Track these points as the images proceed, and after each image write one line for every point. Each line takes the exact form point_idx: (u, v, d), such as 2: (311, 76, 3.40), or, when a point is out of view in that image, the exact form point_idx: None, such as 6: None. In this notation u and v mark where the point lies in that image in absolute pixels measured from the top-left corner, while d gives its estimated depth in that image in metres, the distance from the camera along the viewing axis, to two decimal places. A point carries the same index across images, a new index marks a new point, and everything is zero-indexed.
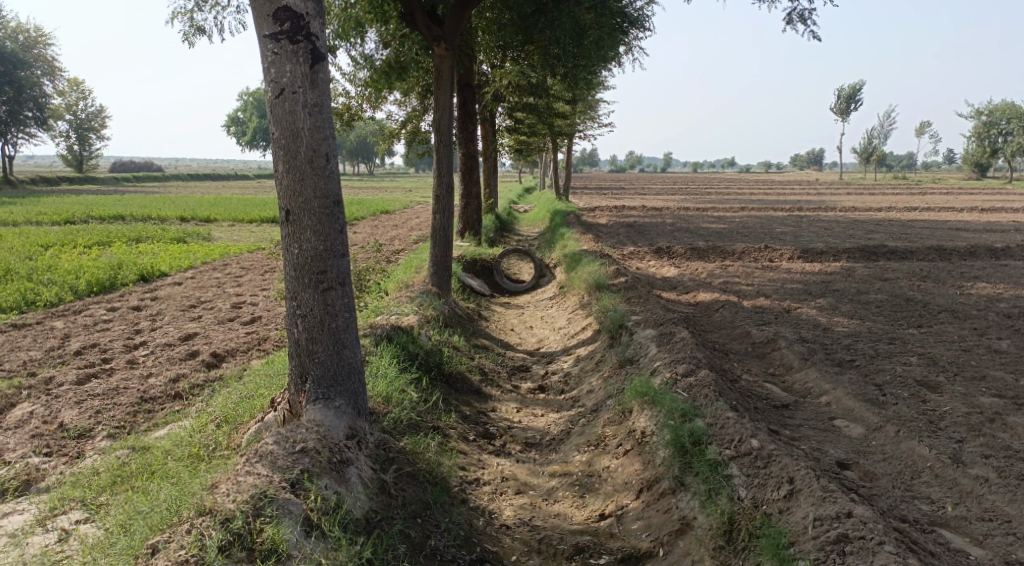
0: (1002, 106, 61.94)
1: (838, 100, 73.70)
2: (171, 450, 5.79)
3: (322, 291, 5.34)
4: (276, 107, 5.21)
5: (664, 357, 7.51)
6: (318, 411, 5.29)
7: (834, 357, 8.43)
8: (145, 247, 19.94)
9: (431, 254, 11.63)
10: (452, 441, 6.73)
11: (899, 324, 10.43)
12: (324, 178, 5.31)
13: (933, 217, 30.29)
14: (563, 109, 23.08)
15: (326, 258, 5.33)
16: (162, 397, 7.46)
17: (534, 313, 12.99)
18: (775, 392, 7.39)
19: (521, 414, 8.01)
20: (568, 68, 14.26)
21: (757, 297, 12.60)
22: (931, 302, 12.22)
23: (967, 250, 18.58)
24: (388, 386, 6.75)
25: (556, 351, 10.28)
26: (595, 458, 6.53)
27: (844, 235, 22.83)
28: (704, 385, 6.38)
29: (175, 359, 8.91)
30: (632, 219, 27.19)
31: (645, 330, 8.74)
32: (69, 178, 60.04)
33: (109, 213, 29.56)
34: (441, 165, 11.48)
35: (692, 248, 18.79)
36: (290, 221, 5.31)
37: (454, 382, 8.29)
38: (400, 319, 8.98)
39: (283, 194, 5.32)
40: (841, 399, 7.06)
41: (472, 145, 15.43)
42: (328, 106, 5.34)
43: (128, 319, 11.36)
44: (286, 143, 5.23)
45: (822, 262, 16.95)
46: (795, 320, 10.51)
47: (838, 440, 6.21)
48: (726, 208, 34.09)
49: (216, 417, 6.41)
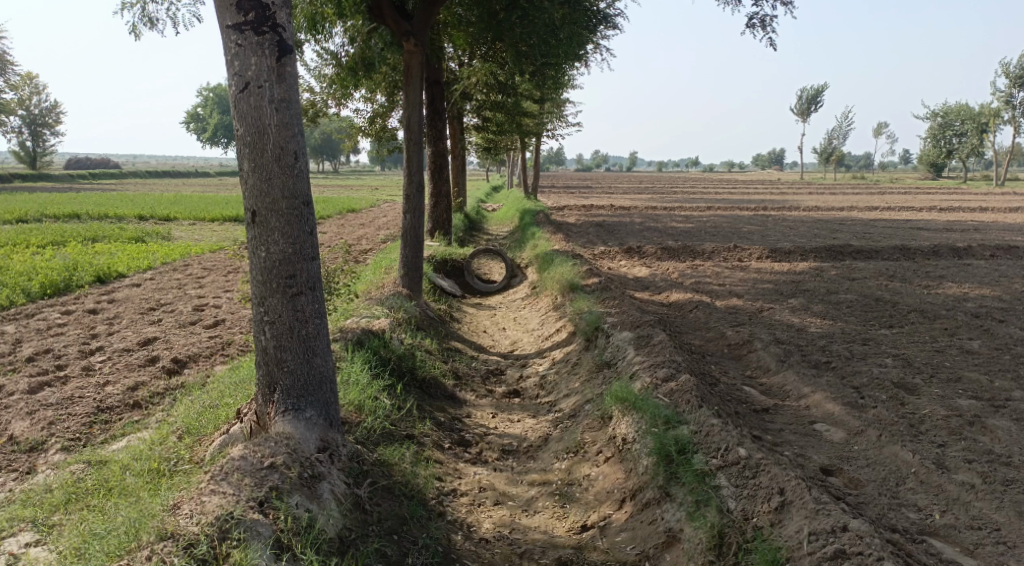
0: (957, 108, 63.43)
1: (800, 101, 74.81)
2: (130, 465, 5.47)
3: (291, 296, 5.08)
4: (240, 102, 4.94)
5: (643, 361, 7.38)
6: (288, 423, 5.03)
7: (810, 359, 8.38)
8: (102, 247, 19.28)
9: (401, 255, 11.37)
10: (427, 450, 6.50)
11: (871, 324, 10.45)
12: (293, 177, 5.05)
13: (894, 216, 30.79)
14: (532, 108, 22.94)
15: (296, 262, 5.07)
16: (120, 407, 7.09)
17: (506, 314, 12.79)
18: (754, 396, 7.30)
19: (496, 419, 7.81)
20: (537, 67, 14.09)
21: (730, 298, 12.55)
22: (900, 301, 12.29)
23: (931, 250, 18.84)
24: (360, 394, 6.50)
25: (530, 353, 10.11)
26: (575, 466, 6.37)
27: (810, 234, 23.03)
28: (685, 390, 6.25)
29: (134, 366, 8.52)
30: (600, 219, 27.12)
31: (622, 333, 8.60)
32: (21, 175, 58.19)
33: (64, 211, 28.63)
34: (411, 163, 11.19)
35: (662, 248, 18.76)
36: (256, 222, 5.04)
37: (428, 387, 8.06)
38: (370, 322, 8.72)
39: (248, 194, 5.04)
40: (821, 402, 6.99)
41: (442, 143, 15.18)
42: (296, 101, 5.08)
43: (84, 323, 10.89)
44: (252, 140, 4.96)
45: (791, 261, 17.03)
46: (768, 321, 10.47)
47: (820, 445, 6.13)
48: (693, 207, 34.27)
49: (179, 428, 6.10)
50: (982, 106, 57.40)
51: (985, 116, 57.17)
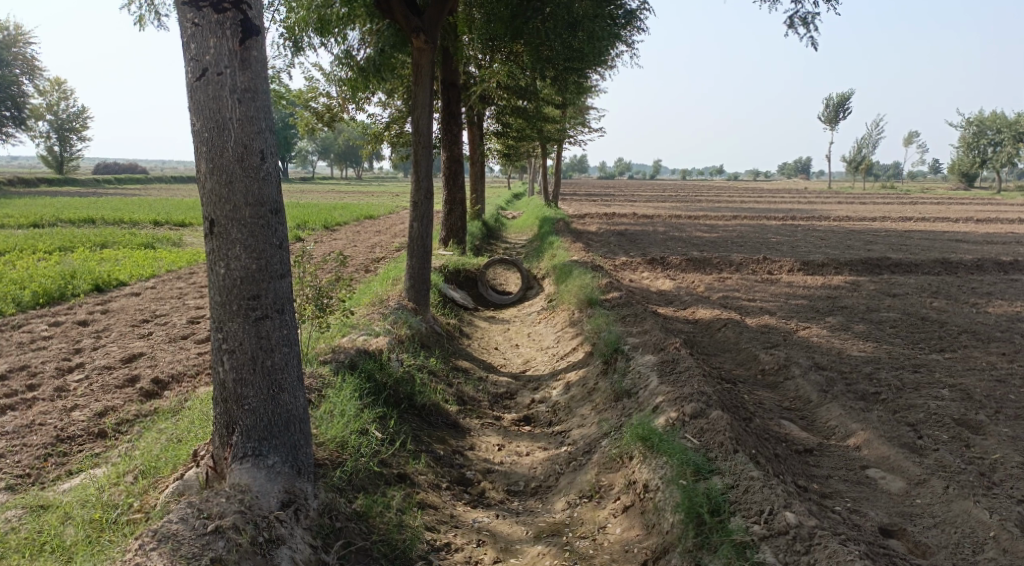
0: (992, 116, 61.64)
1: (827, 109, 73.49)
2: (71, 512, 4.77)
3: (255, 321, 4.31)
4: (196, 91, 4.21)
5: (666, 392, 6.55)
6: (247, 473, 4.27)
7: (856, 388, 7.47)
8: (109, 253, 18.76)
9: (408, 266, 10.60)
10: (420, 492, 5.72)
11: (920, 347, 9.49)
12: (260, 180, 4.30)
13: (930, 227, 29.59)
14: (552, 113, 22.16)
15: (261, 281, 4.31)
16: (82, 438, 6.42)
17: (520, 329, 11.99)
18: (795, 432, 6.45)
19: (503, 452, 7.00)
20: (558, 71, 13.40)
21: (762, 315, 11.62)
22: (949, 321, 11.28)
23: (974, 264, 17.72)
24: (344, 427, 5.70)
25: (543, 374, 9.30)
26: (588, 516, 5.54)
27: (842, 245, 21.99)
28: (717, 430, 5.41)
29: (110, 386, 7.85)
30: (623, 227, 26.21)
31: (645, 357, 7.77)
32: (48, 179, 58.53)
33: (79, 216, 28.33)
34: (420, 168, 10.40)
35: (687, 259, 17.83)
36: (214, 233, 4.28)
37: (427, 415, 7.29)
38: (368, 341, 7.96)
39: (205, 199, 4.29)
40: (873, 442, 6.12)
41: (457, 148, 14.36)
42: (263, 91, 4.33)
43: (70, 336, 10.27)
44: (210, 137, 4.22)
45: (824, 275, 16.06)
46: (805, 342, 9.54)
47: (875, 498, 5.28)
48: (719, 217, 33.23)
49: (136, 467, 5.39)
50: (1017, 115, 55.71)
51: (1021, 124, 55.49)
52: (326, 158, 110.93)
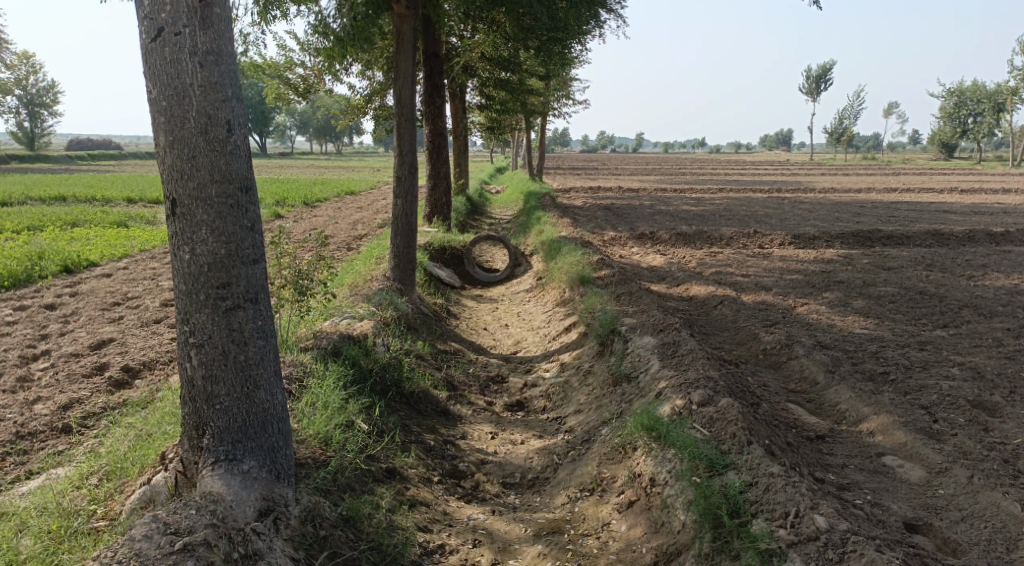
0: (972, 86, 61.55)
1: (808, 80, 73.15)
2: (26, 520, 4.33)
3: (225, 312, 3.87)
4: (151, 54, 3.73)
5: (669, 377, 6.20)
6: (220, 480, 3.86)
7: (863, 369, 7.16)
8: (80, 232, 18.10)
9: (392, 245, 10.15)
10: (411, 489, 5.34)
11: (923, 323, 9.20)
12: (227, 154, 3.83)
13: (916, 198, 29.43)
14: (535, 85, 21.61)
15: (231, 267, 3.87)
16: (44, 434, 5.96)
17: (508, 308, 11.61)
18: (804, 417, 6.12)
19: (496, 440, 6.63)
20: (542, 41, 12.94)
21: (757, 291, 11.28)
22: (948, 296, 11.01)
23: (965, 235, 17.50)
24: (327, 421, 5.29)
25: (535, 356, 8.93)
26: (590, 511, 5.18)
27: (831, 218, 21.71)
28: (728, 420, 5.08)
29: (77, 375, 7.38)
30: (609, 201, 25.80)
31: (643, 338, 7.40)
32: (20, 157, 57.04)
33: (49, 193, 27.46)
34: (403, 142, 9.89)
35: (676, 233, 17.50)
36: (177, 215, 3.82)
37: (416, 403, 6.90)
38: (351, 324, 7.54)
39: (165, 176, 3.82)
40: (887, 427, 5.82)
41: (441, 121, 13.97)
42: (228, 54, 3.84)
43: (37, 321, 9.74)
44: (169, 106, 3.74)
45: (816, 248, 15.78)
46: (805, 320, 9.23)
47: (896, 489, 4.99)
48: (705, 190, 32.89)
49: (101, 467, 4.95)
50: (998, 85, 55.60)
51: (1000, 94, 55.44)
52: (304, 133, 109.20)
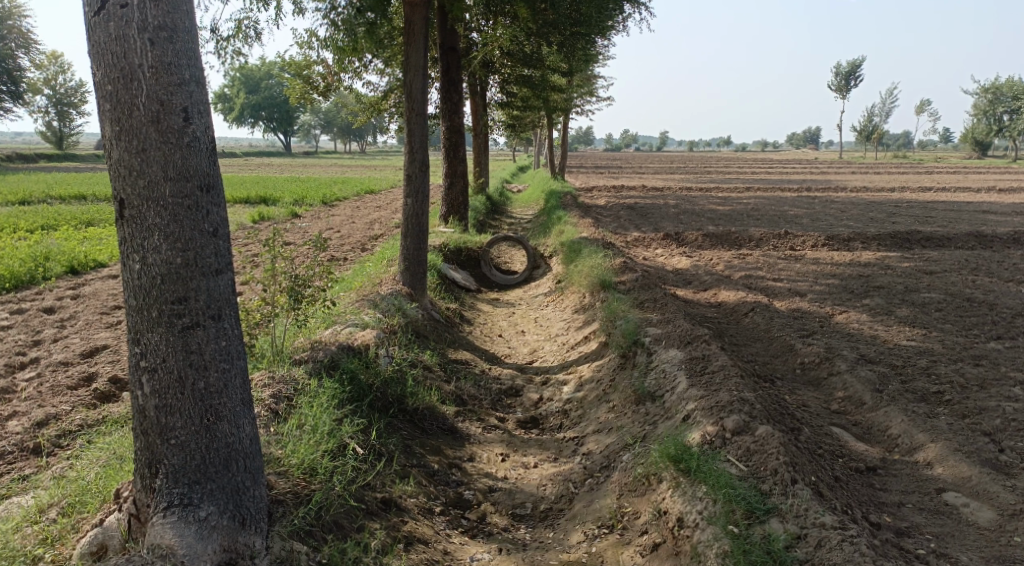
0: (1008, 83, 59.75)
1: (837, 77, 71.54)
2: None
3: (181, 331, 3.32)
4: (94, 29, 3.19)
5: (698, 396, 5.56)
6: (174, 527, 3.33)
7: (914, 386, 6.46)
8: (93, 232, 17.74)
9: (402, 247, 9.58)
10: (408, 522, 4.76)
11: (976, 335, 8.44)
12: (183, 147, 3.28)
13: (953, 197, 28.33)
14: (558, 81, 20.95)
15: (188, 278, 3.31)
16: (13, 455, 5.51)
17: (526, 313, 11.00)
18: (852, 445, 5.46)
19: (506, 462, 6.04)
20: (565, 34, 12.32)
21: (792, 296, 10.56)
22: (999, 303, 10.20)
23: (1010, 237, 16.57)
24: (315, 448, 4.73)
25: (552, 366, 8.33)
26: (609, 553, 4.56)
27: (865, 218, 20.82)
28: (769, 453, 4.50)
29: (62, 386, 6.91)
30: (633, 201, 25.07)
31: (669, 351, 6.75)
32: (48, 155, 57.46)
33: (69, 191, 27.27)
34: (414, 139, 9.29)
35: (703, 233, 16.75)
36: (126, 217, 3.28)
37: (420, 420, 6.32)
38: (353, 333, 6.98)
39: (113, 173, 3.28)
40: (947, 457, 5.14)
41: (458, 118, 13.38)
42: (183, 30, 3.28)
43: (31, 326, 9.32)
44: (115, 90, 3.20)
45: (852, 250, 14.97)
46: (845, 330, 8.51)
47: (963, 534, 4.33)
48: (732, 188, 32.01)
49: (61, 499, 4.40)
50: None
51: None
52: (328, 132, 109.30)
